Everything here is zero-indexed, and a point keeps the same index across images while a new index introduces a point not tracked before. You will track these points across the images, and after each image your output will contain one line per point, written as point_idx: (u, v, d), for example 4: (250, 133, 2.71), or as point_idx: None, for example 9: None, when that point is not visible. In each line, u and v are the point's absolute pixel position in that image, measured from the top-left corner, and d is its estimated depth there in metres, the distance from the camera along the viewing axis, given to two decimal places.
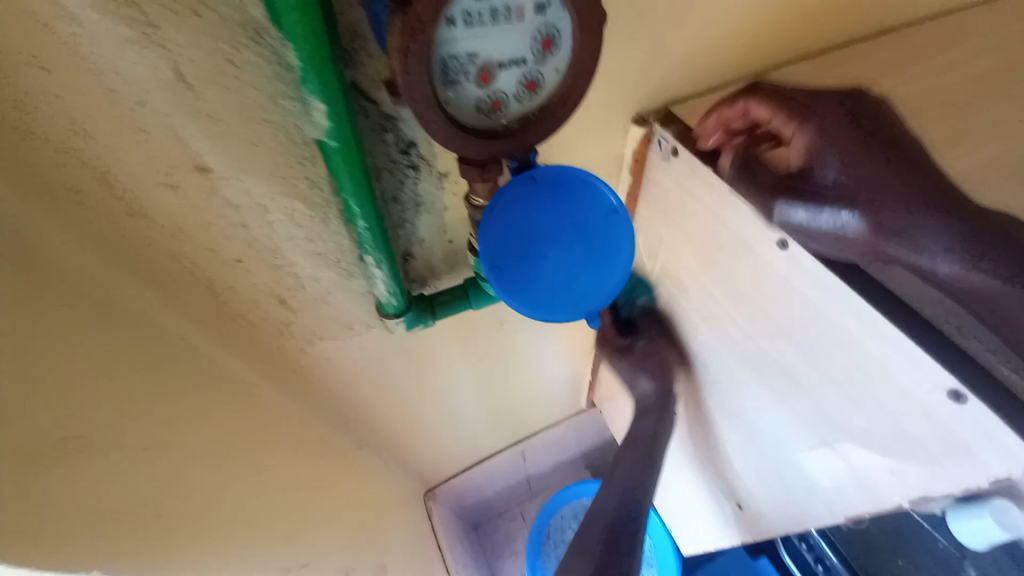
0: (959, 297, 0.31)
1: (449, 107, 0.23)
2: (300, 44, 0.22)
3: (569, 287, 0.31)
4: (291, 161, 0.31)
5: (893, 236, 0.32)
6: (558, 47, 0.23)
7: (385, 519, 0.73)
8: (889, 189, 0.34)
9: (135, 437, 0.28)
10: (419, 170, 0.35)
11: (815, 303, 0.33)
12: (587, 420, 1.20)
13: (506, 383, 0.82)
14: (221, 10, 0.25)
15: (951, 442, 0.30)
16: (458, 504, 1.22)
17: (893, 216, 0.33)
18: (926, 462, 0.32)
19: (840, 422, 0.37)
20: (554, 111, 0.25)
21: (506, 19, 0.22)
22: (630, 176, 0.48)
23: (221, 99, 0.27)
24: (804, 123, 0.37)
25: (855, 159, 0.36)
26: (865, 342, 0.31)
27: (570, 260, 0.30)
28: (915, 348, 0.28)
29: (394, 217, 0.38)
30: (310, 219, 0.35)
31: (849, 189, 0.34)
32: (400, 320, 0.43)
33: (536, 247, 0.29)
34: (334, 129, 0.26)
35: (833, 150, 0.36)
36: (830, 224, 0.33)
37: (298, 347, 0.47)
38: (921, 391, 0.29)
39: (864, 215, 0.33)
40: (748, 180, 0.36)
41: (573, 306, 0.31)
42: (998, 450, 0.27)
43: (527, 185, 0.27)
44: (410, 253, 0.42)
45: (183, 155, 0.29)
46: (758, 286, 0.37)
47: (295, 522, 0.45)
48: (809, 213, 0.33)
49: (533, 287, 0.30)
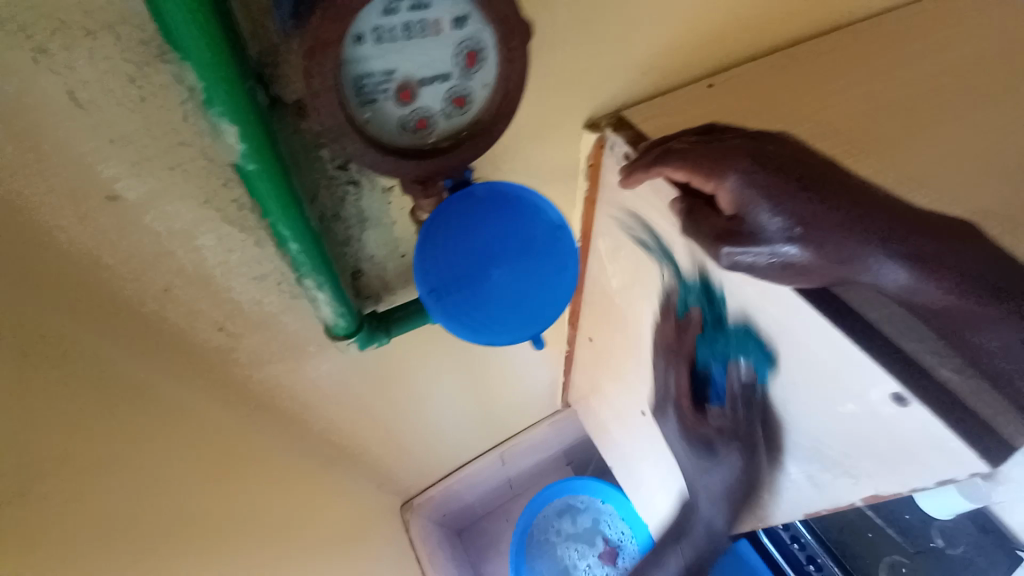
0: (913, 308, 0.29)
1: (369, 122, 0.26)
2: (200, 65, 0.20)
3: (512, 307, 0.34)
4: (214, 184, 0.29)
5: (843, 253, 0.29)
6: (479, 63, 0.26)
7: (359, 540, 0.70)
8: (828, 201, 0.30)
9: (53, 488, 0.25)
10: (360, 186, 0.34)
11: (766, 311, 0.33)
12: (564, 420, 1.20)
13: (478, 391, 0.81)
14: (118, 28, 0.23)
15: (898, 441, 0.30)
16: (438, 513, 1.21)
17: (837, 240, 0.29)
18: (877, 459, 0.32)
19: (797, 427, 0.37)
20: (481, 128, 0.28)
21: (419, 34, 0.24)
22: (587, 181, 0.47)
23: (130, 122, 0.26)
24: (722, 174, 0.32)
25: (782, 186, 0.31)
26: (813, 347, 0.31)
27: (515, 271, 0.33)
28: (859, 353, 0.28)
29: (338, 235, 0.36)
30: (244, 242, 0.33)
31: (794, 220, 0.30)
32: (352, 340, 0.41)
33: (480, 269, 0.32)
34: (251, 151, 0.24)
35: (756, 189, 0.31)
36: (774, 259, 0.30)
37: (248, 374, 0.44)
38: (867, 393, 0.30)
39: (810, 236, 0.30)
40: (690, 227, 0.34)
41: (517, 328, 0.34)
42: (941, 450, 0.28)
43: (467, 202, 0.30)
44: (359, 270, 0.41)
45: (92, 183, 0.27)
46: (713, 296, 0.38)
47: (254, 558, 0.43)
48: (758, 251, 0.31)
49: (478, 308, 0.33)
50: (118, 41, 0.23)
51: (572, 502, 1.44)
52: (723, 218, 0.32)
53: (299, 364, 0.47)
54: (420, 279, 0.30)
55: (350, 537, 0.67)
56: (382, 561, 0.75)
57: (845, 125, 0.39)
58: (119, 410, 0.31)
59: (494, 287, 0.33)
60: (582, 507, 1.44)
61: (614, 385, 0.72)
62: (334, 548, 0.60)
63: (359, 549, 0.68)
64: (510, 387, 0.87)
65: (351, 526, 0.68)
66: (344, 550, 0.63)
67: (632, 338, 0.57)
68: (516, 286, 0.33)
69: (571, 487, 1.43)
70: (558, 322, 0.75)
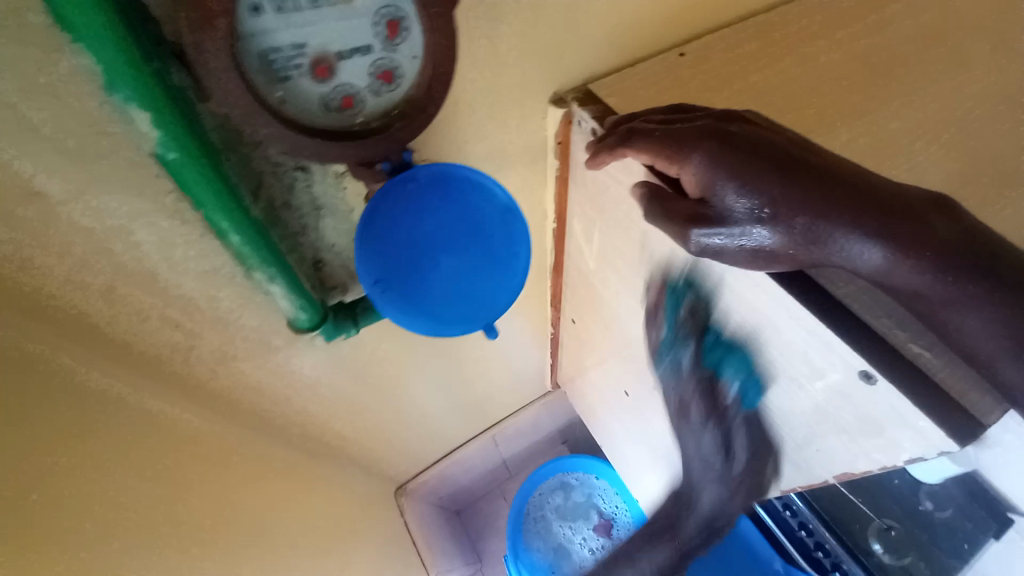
0: (889, 287, 0.27)
1: (287, 101, 0.27)
2: (106, 54, 0.22)
3: (466, 297, 0.38)
4: (145, 175, 0.29)
5: (814, 232, 0.27)
6: (401, 34, 0.27)
7: (352, 526, 0.71)
8: (799, 172, 0.28)
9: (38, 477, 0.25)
10: (308, 172, 0.32)
11: (736, 288, 0.32)
12: (555, 400, 1.20)
13: (463, 376, 0.81)
14: (18, 12, 0.22)
15: (868, 420, 0.29)
16: (433, 496, 1.22)
17: (808, 220, 0.27)
18: (849, 437, 0.32)
19: (773, 408, 0.37)
20: (416, 104, 0.30)
21: (328, 7, 0.25)
22: (557, 160, 0.46)
23: (44, 115, 0.25)
24: (687, 153, 0.31)
25: (751, 163, 0.29)
26: (781, 325, 0.30)
27: (460, 263, 0.36)
28: (826, 331, 0.28)
29: (292, 225, 0.35)
30: (185, 234, 0.32)
31: (762, 200, 0.28)
32: (317, 332, 0.40)
33: (428, 260, 0.35)
34: (170, 138, 0.25)
35: (722, 168, 0.29)
36: (743, 243, 0.29)
37: (215, 370, 0.43)
38: (836, 372, 0.29)
39: (780, 216, 0.27)
40: (657, 212, 0.32)
41: (474, 318, 0.38)
42: (911, 430, 0.27)
43: (410, 185, 0.32)
44: (321, 261, 0.39)
45: (10, 179, 0.25)
46: (688, 276, 0.36)
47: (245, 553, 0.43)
48: (726, 235, 0.29)
49: (429, 299, 0.36)
50: (21, 29, 0.22)
51: (567, 479, 1.47)
52: (691, 201, 0.31)
53: (269, 356, 0.47)
54: (362, 270, 0.32)
55: (345, 524, 0.67)
56: (376, 545, 0.76)
57: (818, 92, 0.38)
58: (97, 405, 0.30)
59: (437, 274, 0.36)
60: (576, 484, 1.46)
61: (598, 366, 0.71)
62: (330, 535, 0.60)
63: (353, 535, 0.69)
64: (496, 371, 0.87)
65: (345, 513, 0.69)
66: (339, 536, 0.63)
67: (611, 320, 0.57)
68: (457, 275, 0.36)
69: (565, 465, 1.45)
70: (540, 304, 0.74)
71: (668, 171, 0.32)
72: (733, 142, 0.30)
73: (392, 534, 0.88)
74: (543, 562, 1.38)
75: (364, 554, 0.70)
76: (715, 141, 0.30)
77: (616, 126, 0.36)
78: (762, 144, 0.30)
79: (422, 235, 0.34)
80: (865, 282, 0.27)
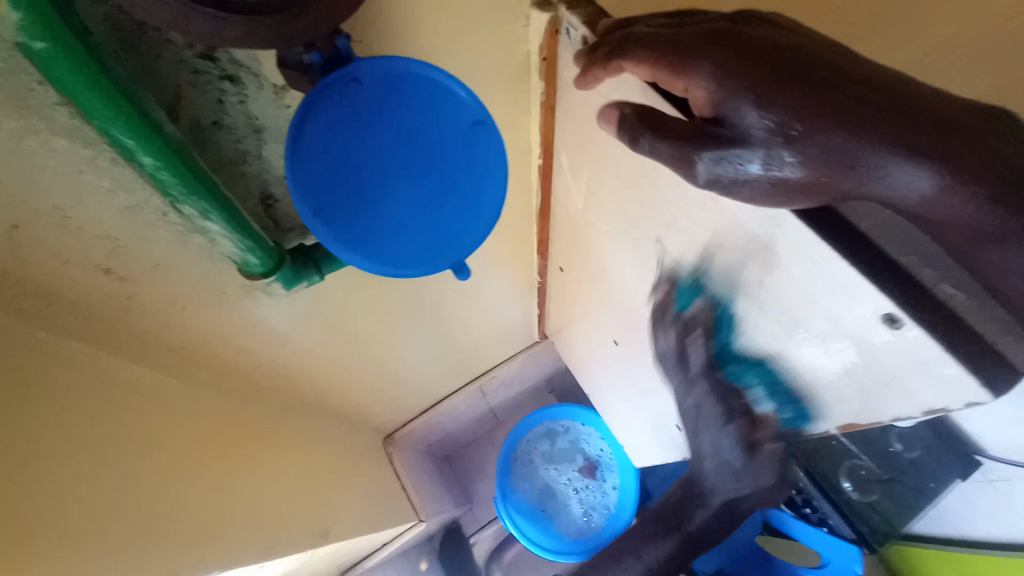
0: (929, 220, 0.22)
1: None
2: None
3: (423, 232, 0.36)
4: (25, 85, 0.25)
5: (849, 160, 0.22)
6: None
7: (337, 477, 0.70)
8: (836, 82, 0.23)
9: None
10: (240, 84, 0.29)
11: (747, 226, 0.29)
12: (542, 351, 1.19)
13: (446, 327, 0.78)
14: None
15: (884, 368, 0.28)
16: (422, 445, 1.24)
17: (841, 143, 0.22)
18: (855, 381, 0.30)
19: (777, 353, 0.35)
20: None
21: None
22: (541, 80, 0.40)
23: None
24: (692, 64, 0.26)
25: (767, 74, 0.24)
26: (796, 272, 0.27)
27: (414, 194, 0.35)
28: (852, 272, 0.24)
29: (228, 150, 0.31)
30: (93, 159, 0.29)
31: (784, 117, 0.23)
32: (274, 280, 0.36)
33: (377, 189, 0.34)
34: (37, 26, 0.20)
35: (731, 86, 0.25)
36: (762, 173, 0.25)
37: (163, 322, 0.40)
38: (856, 318, 0.26)
39: (807, 139, 0.23)
40: (655, 138, 0.28)
41: (438, 258, 0.38)
42: (933, 377, 0.25)
43: (354, 89, 0.30)
44: (271, 198, 0.35)
45: None
46: (683, 207, 0.32)
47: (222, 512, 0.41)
48: (739, 162, 0.25)
49: (375, 233, 0.35)
50: None
51: (553, 426, 1.50)
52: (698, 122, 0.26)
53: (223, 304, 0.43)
54: (297, 197, 0.31)
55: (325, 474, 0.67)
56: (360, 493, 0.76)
57: None
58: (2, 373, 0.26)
59: (392, 205, 0.35)
60: (562, 430, 1.49)
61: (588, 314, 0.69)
62: (311, 488, 0.59)
63: (335, 486, 0.68)
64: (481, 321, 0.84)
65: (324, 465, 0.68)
66: (319, 486, 0.63)
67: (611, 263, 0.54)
68: (417, 205, 0.35)
69: (552, 412, 1.48)
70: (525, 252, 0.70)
71: (670, 86, 0.28)
72: (747, 48, 0.25)
73: (378, 481, 0.89)
74: (529, 504, 1.42)
75: (348, 504, 0.69)
76: (727, 49, 0.25)
77: (611, 31, 0.30)
78: (786, 51, 0.24)
79: (378, 165, 0.33)
80: (901, 214, 0.23)
